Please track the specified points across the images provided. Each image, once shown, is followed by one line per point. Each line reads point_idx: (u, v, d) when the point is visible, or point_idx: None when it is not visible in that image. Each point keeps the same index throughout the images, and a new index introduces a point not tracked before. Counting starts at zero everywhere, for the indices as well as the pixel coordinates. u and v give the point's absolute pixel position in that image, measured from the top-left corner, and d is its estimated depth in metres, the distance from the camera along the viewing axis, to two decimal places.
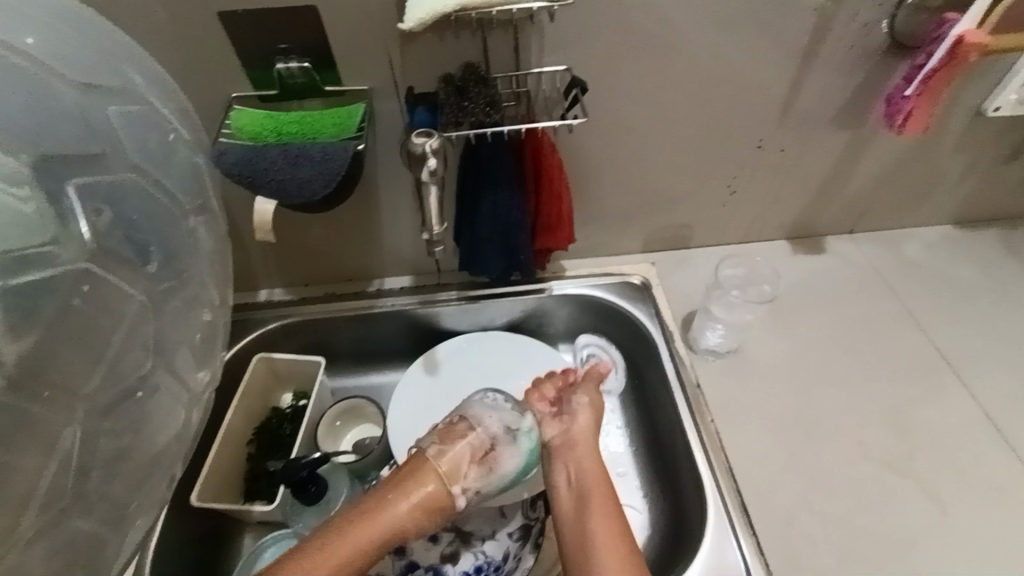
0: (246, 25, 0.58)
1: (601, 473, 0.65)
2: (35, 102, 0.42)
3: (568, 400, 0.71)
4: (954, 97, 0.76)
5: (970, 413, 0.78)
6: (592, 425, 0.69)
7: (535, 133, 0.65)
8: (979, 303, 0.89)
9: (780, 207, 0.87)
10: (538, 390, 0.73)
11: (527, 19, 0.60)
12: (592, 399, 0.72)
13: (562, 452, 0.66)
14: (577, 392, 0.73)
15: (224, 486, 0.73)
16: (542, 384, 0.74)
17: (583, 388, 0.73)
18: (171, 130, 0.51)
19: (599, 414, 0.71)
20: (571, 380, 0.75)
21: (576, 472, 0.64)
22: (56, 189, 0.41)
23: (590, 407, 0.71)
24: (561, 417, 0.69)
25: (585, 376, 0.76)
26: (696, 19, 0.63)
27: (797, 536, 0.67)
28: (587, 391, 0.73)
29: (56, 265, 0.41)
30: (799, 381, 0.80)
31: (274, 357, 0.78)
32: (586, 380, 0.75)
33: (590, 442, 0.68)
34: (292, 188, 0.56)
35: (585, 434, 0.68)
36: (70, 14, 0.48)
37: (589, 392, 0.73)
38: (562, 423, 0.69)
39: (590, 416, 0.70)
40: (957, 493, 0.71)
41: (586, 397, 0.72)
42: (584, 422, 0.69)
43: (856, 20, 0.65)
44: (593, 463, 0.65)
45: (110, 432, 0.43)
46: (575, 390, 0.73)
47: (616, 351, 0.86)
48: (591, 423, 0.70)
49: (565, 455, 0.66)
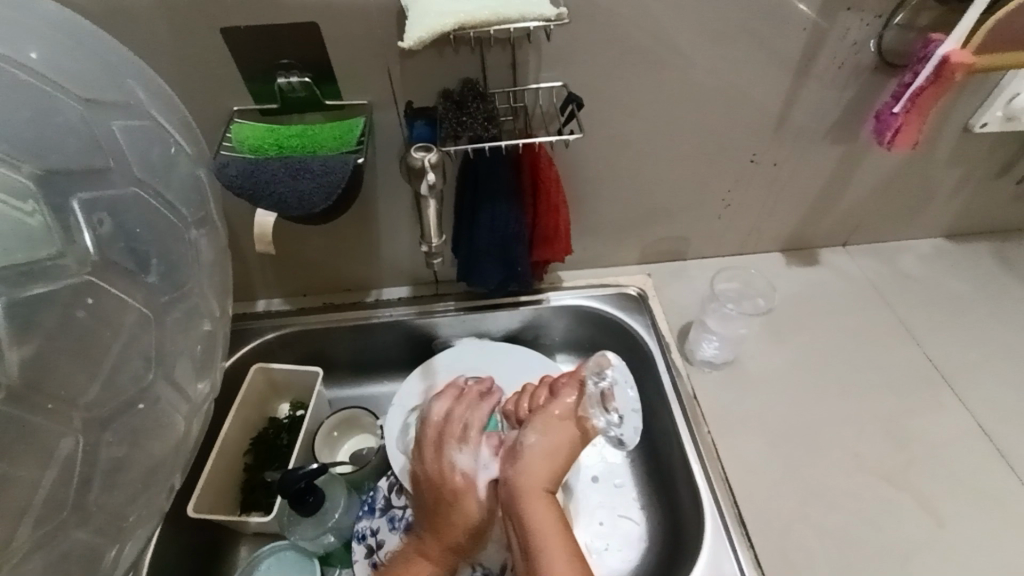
0: (249, 42, 0.59)
1: (553, 515, 0.59)
2: (42, 119, 0.43)
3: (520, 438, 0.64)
4: (943, 113, 0.77)
5: (965, 425, 0.78)
6: (546, 461, 0.61)
7: (532, 147, 0.66)
8: (972, 314, 0.90)
9: (775, 220, 0.88)
10: (512, 406, 0.68)
11: (525, 38, 0.61)
12: (542, 438, 0.62)
13: (506, 501, 0.62)
14: (530, 426, 0.63)
15: (221, 497, 0.73)
16: (514, 399, 0.69)
17: (536, 420, 0.63)
18: (174, 144, 0.52)
19: (553, 452, 0.62)
20: (538, 402, 0.66)
21: (520, 527, 0.59)
22: (60, 202, 0.42)
23: (540, 447, 0.62)
24: (507, 457, 0.63)
25: (548, 404, 0.64)
26: (690, 39, 0.64)
27: (792, 548, 0.67)
28: (536, 427, 0.63)
29: (58, 276, 0.41)
30: (794, 392, 0.81)
31: (272, 367, 0.79)
32: (545, 406, 0.64)
33: (535, 485, 0.61)
34: (292, 203, 0.57)
35: (534, 477, 0.61)
36: (74, 31, 0.49)
37: (538, 428, 0.62)
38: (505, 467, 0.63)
39: (541, 458, 0.61)
40: (955, 506, 0.71)
41: (534, 435, 0.62)
42: (527, 469, 0.61)
43: (845, 40, 0.66)
44: (541, 517, 0.59)
45: (108, 443, 0.44)
46: (525, 426, 0.64)
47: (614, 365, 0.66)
48: (539, 467, 0.61)
49: (506, 510, 0.62)
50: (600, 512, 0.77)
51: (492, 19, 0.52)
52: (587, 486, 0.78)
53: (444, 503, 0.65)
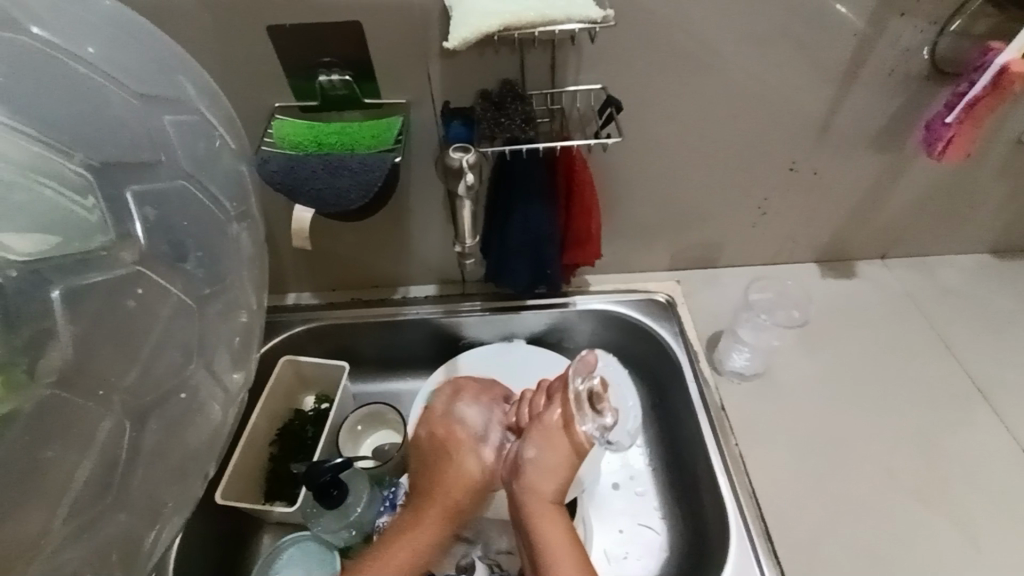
0: (293, 39, 0.60)
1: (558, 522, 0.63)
2: (99, 113, 0.44)
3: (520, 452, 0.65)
4: (996, 124, 0.74)
5: (1008, 448, 0.75)
6: (548, 473, 0.63)
7: (569, 150, 0.66)
8: (1018, 333, 0.87)
9: (812, 229, 0.86)
10: (512, 413, 0.70)
11: (568, 39, 0.61)
12: (540, 452, 0.63)
13: (515, 509, 0.65)
14: (528, 441, 0.64)
15: (247, 486, 0.74)
16: (515, 408, 0.70)
17: (534, 435, 0.64)
18: (219, 138, 0.53)
19: (554, 465, 0.63)
20: (537, 409, 0.67)
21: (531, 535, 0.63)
22: (114, 194, 0.44)
23: (540, 461, 0.63)
24: (511, 468, 0.65)
25: (544, 416, 0.64)
26: (733, 42, 0.63)
27: (822, 568, 0.65)
28: (535, 443, 0.63)
29: (111, 266, 0.43)
30: (827, 406, 0.78)
31: (301, 360, 0.80)
32: (541, 418, 0.64)
33: (540, 494, 0.63)
34: (330, 197, 0.58)
35: (534, 490, 0.63)
36: (129, 26, 0.50)
37: (537, 444, 0.63)
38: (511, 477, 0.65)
39: (544, 473, 0.63)
40: (996, 533, 0.68)
41: (534, 450, 0.63)
42: (531, 481, 0.63)
43: (896, 46, 0.64)
44: (552, 526, 0.62)
45: (150, 429, 0.45)
46: (526, 438, 0.64)
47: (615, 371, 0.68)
48: (543, 479, 0.63)
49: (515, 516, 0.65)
50: (622, 519, 0.76)
51: (537, 21, 0.52)
52: (608, 492, 0.78)
53: (450, 471, 0.69)
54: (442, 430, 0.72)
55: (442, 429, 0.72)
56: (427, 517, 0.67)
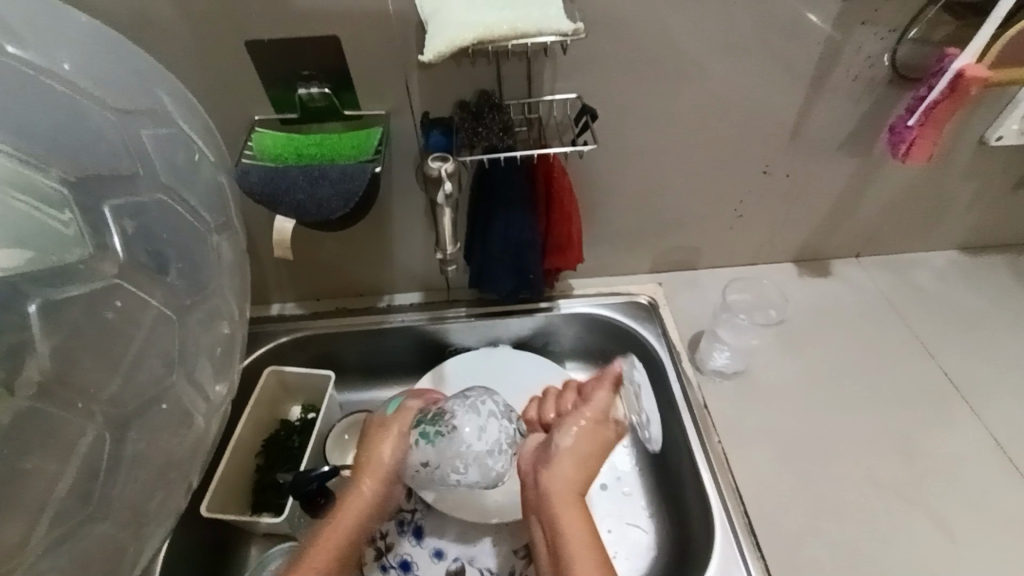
0: (271, 53, 0.61)
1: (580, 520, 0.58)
2: (75, 126, 0.45)
3: (551, 442, 0.62)
4: (958, 126, 0.77)
5: (980, 441, 0.78)
6: (579, 468, 0.60)
7: (547, 157, 0.67)
8: (986, 329, 0.89)
9: (787, 231, 0.88)
10: (537, 410, 0.69)
11: (541, 51, 0.62)
12: (577, 442, 0.61)
13: (537, 508, 0.61)
14: (562, 429, 0.62)
15: (232, 497, 0.74)
16: (543, 402, 0.68)
17: (568, 424, 0.62)
18: (197, 150, 0.54)
19: (588, 457, 0.60)
20: (566, 404, 0.66)
21: (556, 534, 0.58)
22: (91, 206, 0.44)
23: (573, 449, 0.60)
24: (539, 458, 0.62)
25: (581, 406, 0.63)
26: (703, 51, 0.65)
27: (802, 561, 0.67)
28: (570, 431, 0.61)
29: (89, 279, 0.43)
30: (805, 403, 0.80)
31: (285, 369, 0.80)
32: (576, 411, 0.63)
33: (568, 487, 0.59)
34: (312, 208, 0.58)
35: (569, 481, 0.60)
36: (104, 40, 0.51)
37: (573, 432, 0.61)
38: (535, 471, 0.62)
39: (574, 465, 0.60)
40: (969, 524, 0.70)
41: (570, 437, 0.61)
42: (562, 471, 0.60)
43: (859, 53, 0.67)
44: (577, 524, 0.58)
45: (131, 439, 0.45)
46: (558, 427, 0.62)
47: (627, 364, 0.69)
48: (572, 472, 0.60)
49: (538, 512, 0.61)
50: (609, 519, 0.77)
51: (510, 33, 0.53)
52: (596, 494, 0.78)
53: (352, 502, 0.66)
54: (360, 455, 0.68)
55: (364, 450, 0.68)
56: (326, 551, 0.62)
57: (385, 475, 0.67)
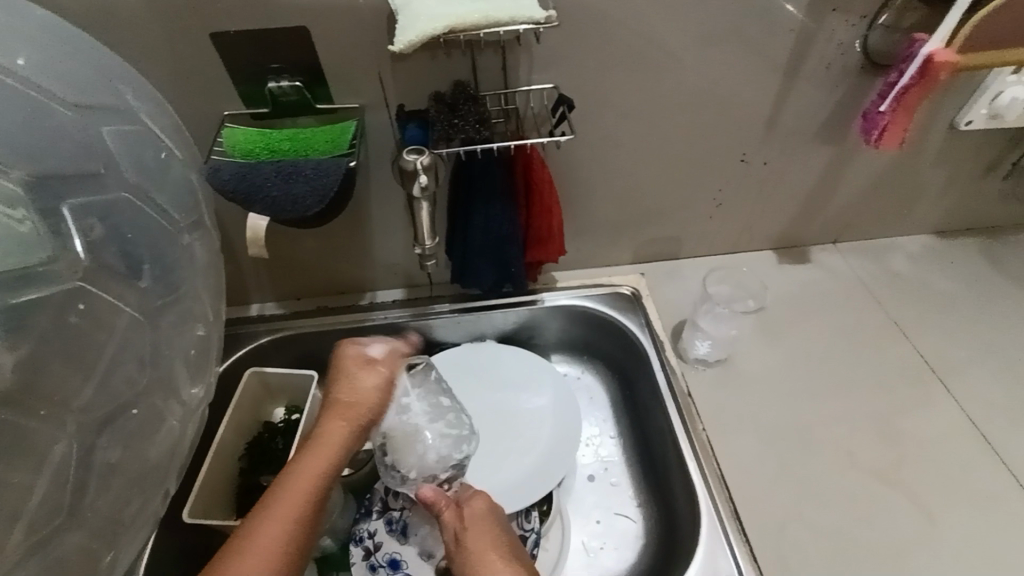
0: (239, 46, 0.59)
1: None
2: (32, 124, 0.43)
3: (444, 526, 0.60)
4: (928, 112, 0.78)
5: (955, 420, 0.79)
6: (455, 536, 0.58)
7: (525, 149, 0.67)
8: (961, 311, 0.91)
9: (767, 219, 0.89)
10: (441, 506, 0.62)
11: (515, 41, 0.62)
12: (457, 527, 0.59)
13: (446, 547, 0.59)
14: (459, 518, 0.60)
15: (215, 502, 0.72)
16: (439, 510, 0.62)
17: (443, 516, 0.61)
18: (165, 148, 0.52)
19: (490, 536, 0.57)
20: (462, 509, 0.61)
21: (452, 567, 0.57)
22: (51, 208, 0.42)
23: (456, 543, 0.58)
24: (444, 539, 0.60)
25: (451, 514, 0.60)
26: (679, 41, 0.65)
27: (786, 542, 0.68)
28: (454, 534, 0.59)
29: (51, 282, 0.41)
30: (786, 388, 0.82)
31: (267, 370, 0.79)
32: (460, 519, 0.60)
33: (472, 547, 0.56)
34: (286, 205, 0.57)
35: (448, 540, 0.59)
36: (61, 33, 0.49)
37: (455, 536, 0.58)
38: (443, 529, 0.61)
39: (462, 547, 0.57)
40: (946, 502, 0.72)
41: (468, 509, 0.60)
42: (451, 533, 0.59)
43: (833, 40, 0.67)
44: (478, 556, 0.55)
45: (103, 447, 0.44)
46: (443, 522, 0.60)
47: (573, 424, 0.79)
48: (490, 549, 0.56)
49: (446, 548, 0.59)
50: (597, 510, 0.77)
51: (482, 22, 0.52)
52: (584, 485, 0.79)
53: (307, 457, 0.59)
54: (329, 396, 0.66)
55: (341, 386, 0.66)
56: (294, 500, 0.56)
57: (351, 424, 0.63)
